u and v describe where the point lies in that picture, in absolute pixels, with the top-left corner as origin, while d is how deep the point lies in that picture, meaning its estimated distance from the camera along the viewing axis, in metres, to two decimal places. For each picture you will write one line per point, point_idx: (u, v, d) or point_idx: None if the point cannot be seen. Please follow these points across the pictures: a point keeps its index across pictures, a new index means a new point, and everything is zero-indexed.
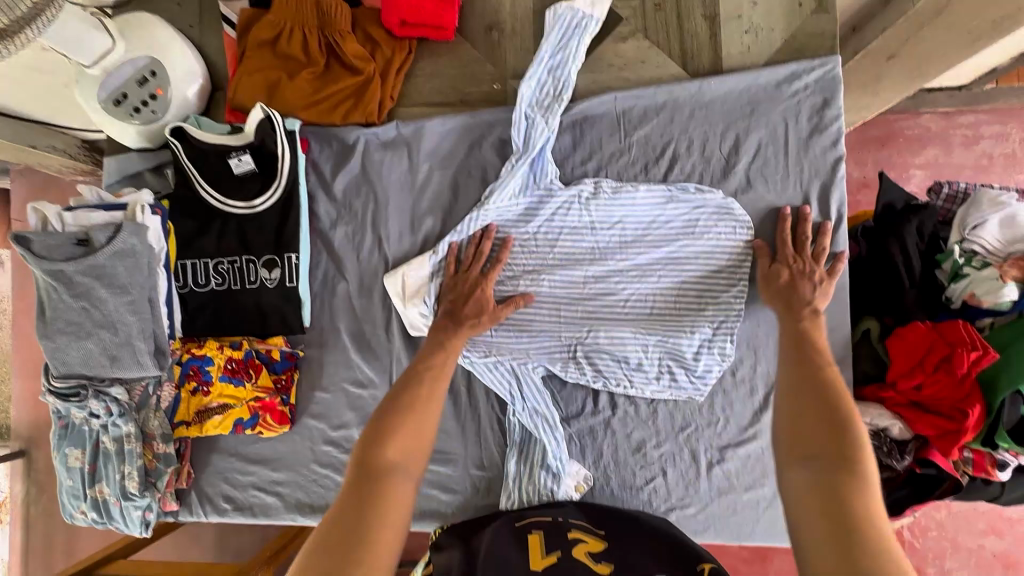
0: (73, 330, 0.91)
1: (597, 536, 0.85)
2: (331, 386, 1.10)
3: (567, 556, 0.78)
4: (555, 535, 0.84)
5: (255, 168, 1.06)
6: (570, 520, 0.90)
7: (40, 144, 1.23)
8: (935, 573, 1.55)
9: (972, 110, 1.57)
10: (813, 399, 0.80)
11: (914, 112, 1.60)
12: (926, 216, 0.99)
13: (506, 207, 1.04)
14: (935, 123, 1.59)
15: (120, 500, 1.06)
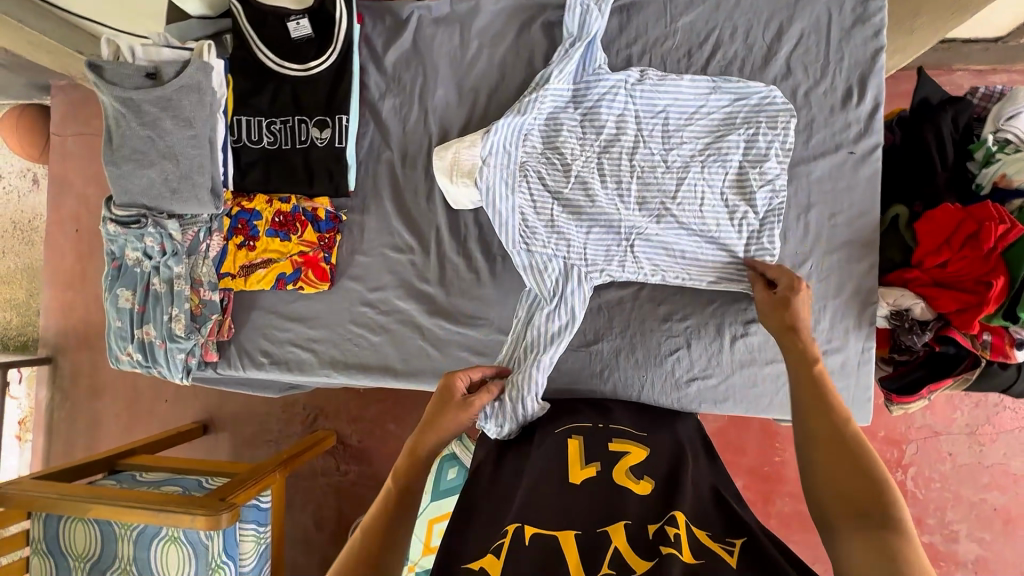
0: (138, 158, 0.97)
1: (637, 442, 0.89)
2: (370, 250, 1.15)
3: (605, 470, 0.82)
4: (597, 445, 0.88)
5: (312, 33, 1.10)
6: (612, 427, 0.93)
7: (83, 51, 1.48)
8: (935, 524, 1.57)
9: (1006, 70, 1.59)
10: (820, 405, 0.75)
11: (948, 68, 1.62)
12: (962, 106, 1.02)
13: (560, 91, 1.04)
14: (968, 81, 1.60)
15: (166, 341, 1.11)
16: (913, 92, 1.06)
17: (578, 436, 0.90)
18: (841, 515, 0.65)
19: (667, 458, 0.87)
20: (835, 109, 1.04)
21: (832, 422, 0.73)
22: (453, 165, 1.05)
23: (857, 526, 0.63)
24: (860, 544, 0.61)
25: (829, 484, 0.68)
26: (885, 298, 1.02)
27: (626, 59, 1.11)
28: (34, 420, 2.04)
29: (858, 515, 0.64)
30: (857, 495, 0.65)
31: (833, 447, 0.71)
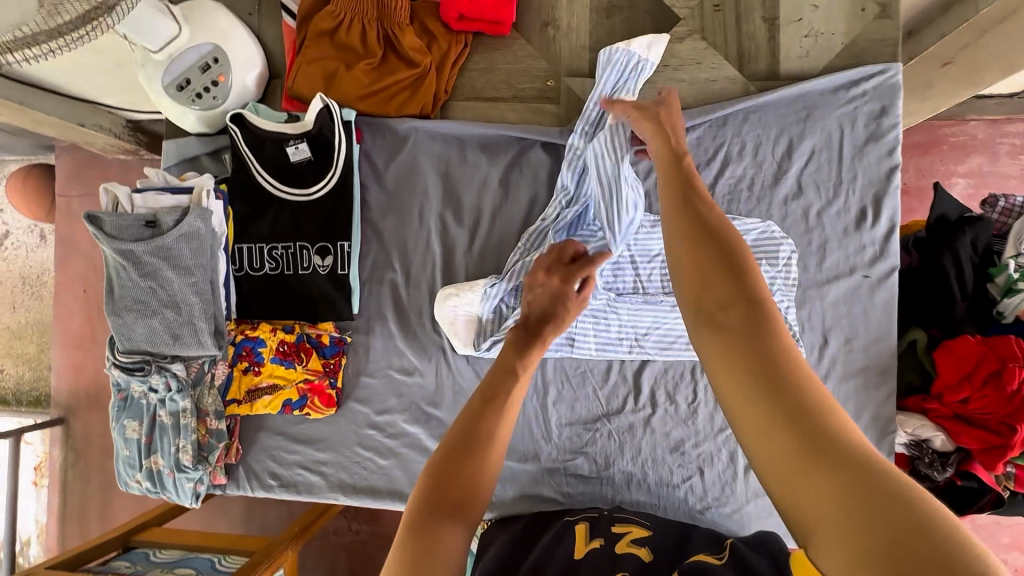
0: (140, 308, 0.96)
1: (641, 526, 0.93)
2: (376, 371, 1.13)
3: (607, 542, 0.87)
4: (601, 528, 0.92)
5: (312, 156, 1.09)
6: (617, 514, 0.98)
7: (88, 123, 1.34)
8: None
9: (1022, 119, 1.53)
10: (712, 295, 0.59)
11: (961, 118, 1.56)
12: (981, 230, 0.97)
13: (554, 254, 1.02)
14: (981, 131, 1.55)
15: (174, 472, 1.10)
16: (930, 209, 1.02)
17: (582, 522, 0.95)
18: (748, 430, 0.53)
19: (665, 535, 0.92)
20: (849, 230, 1.01)
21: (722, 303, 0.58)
22: (452, 320, 1.05)
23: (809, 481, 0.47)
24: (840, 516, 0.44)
25: (712, 355, 0.57)
26: (903, 426, 1.00)
27: None
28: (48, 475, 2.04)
29: (802, 451, 0.49)
30: (783, 421, 0.50)
31: (732, 348, 0.56)
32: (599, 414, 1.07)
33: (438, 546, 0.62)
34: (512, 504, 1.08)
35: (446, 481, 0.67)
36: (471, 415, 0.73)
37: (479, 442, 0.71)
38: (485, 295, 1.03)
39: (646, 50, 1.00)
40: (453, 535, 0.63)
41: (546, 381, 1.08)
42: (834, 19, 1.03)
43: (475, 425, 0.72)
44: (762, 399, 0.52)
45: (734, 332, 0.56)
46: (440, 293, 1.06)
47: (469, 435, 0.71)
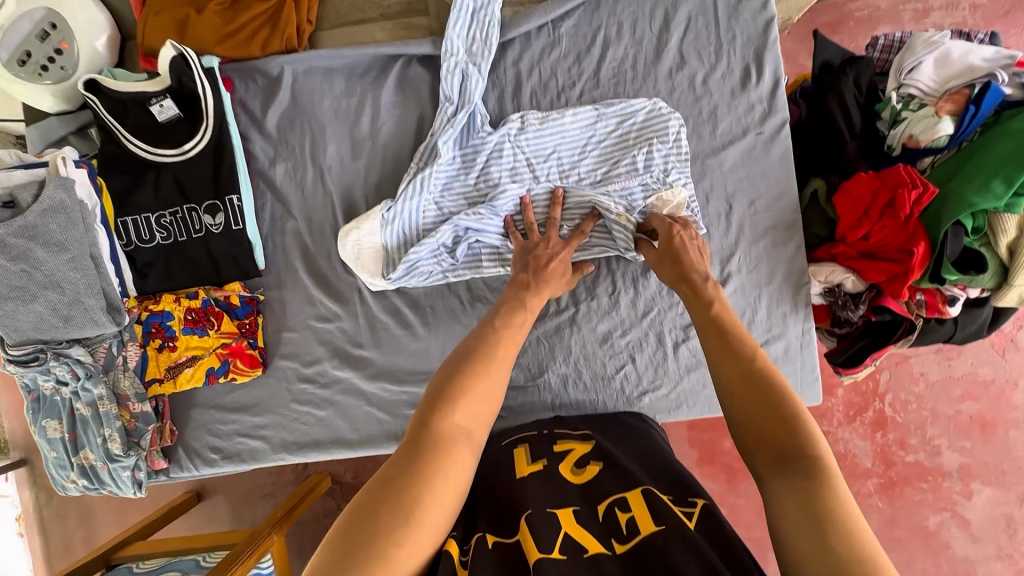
0: (18, 294, 0.91)
1: (582, 440, 0.89)
2: (297, 325, 1.10)
3: (552, 466, 0.83)
4: (542, 448, 0.88)
5: (180, 113, 1.02)
6: (556, 430, 0.94)
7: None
8: (918, 444, 1.48)
9: None
10: (744, 349, 0.74)
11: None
12: (862, 68, 0.99)
13: (448, 169, 1.02)
14: (885, 1, 1.53)
15: (107, 463, 1.07)
16: (814, 56, 1.02)
17: (524, 443, 0.90)
18: (762, 458, 0.67)
19: (607, 443, 0.89)
20: (736, 92, 1.00)
21: (753, 359, 0.73)
22: (357, 254, 1.02)
23: (787, 480, 0.63)
24: (789, 498, 0.62)
25: (731, 392, 0.72)
26: (817, 276, 1.01)
27: (515, 77, 1.04)
28: (27, 524, 1.86)
29: (784, 463, 0.65)
30: (782, 441, 0.66)
31: (746, 385, 0.71)
32: None
33: (439, 462, 0.65)
34: None
35: (447, 405, 0.69)
36: (461, 359, 0.75)
37: (466, 392, 0.71)
38: (385, 221, 1.01)
39: None
40: (455, 454, 0.66)
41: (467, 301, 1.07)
42: None
43: (478, 361, 0.74)
44: (770, 427, 0.68)
45: (759, 389, 0.70)
46: (342, 229, 1.03)
47: (469, 371, 0.73)
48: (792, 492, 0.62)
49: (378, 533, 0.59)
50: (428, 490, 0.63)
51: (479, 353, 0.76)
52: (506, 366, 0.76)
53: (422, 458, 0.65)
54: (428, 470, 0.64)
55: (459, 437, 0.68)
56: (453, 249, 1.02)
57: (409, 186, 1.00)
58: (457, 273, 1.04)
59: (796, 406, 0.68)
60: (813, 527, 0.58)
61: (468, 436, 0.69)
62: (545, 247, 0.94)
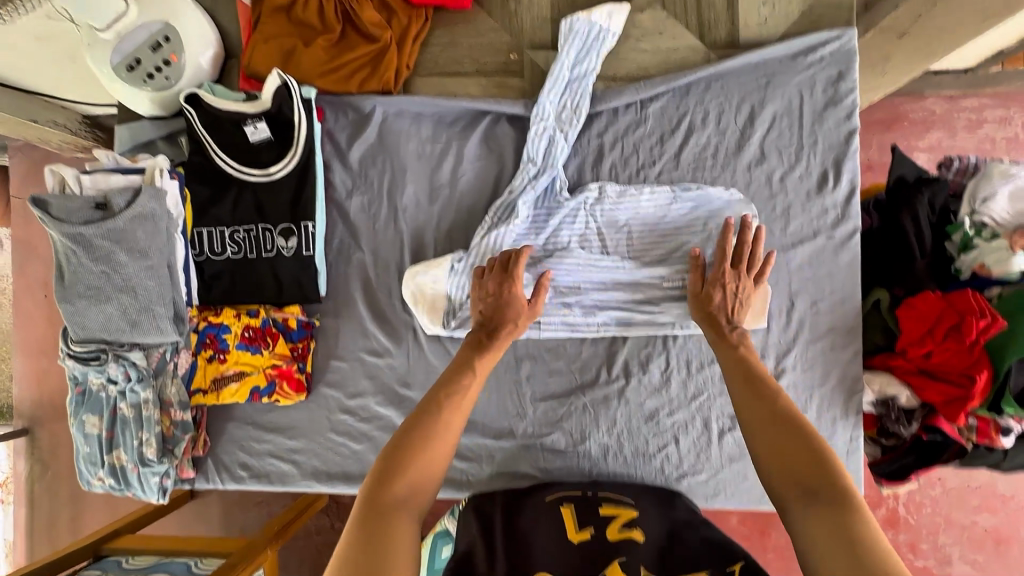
0: (93, 294, 0.92)
1: (626, 504, 0.92)
2: (347, 355, 1.11)
3: (599, 531, 0.85)
4: (587, 509, 0.91)
5: (271, 136, 1.06)
6: (599, 492, 0.96)
7: (43, 120, 1.22)
8: (928, 550, 1.45)
9: (976, 94, 1.55)
10: (761, 393, 0.84)
11: (919, 94, 1.57)
12: (938, 188, 1.00)
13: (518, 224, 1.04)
14: (940, 106, 1.56)
15: (138, 466, 1.07)
16: (890, 169, 1.05)
17: (568, 501, 0.93)
18: (787, 488, 0.75)
19: (649, 512, 0.91)
20: (812, 194, 1.02)
21: (773, 402, 0.82)
22: (420, 294, 1.05)
23: (814, 508, 0.70)
24: (815, 517, 0.70)
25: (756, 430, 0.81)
26: (871, 384, 1.02)
27: (597, 148, 1.07)
28: (13, 492, 1.82)
29: (803, 493, 0.73)
30: (802, 476, 0.74)
31: (770, 425, 0.80)
32: (573, 388, 1.06)
33: (387, 531, 0.69)
34: (488, 483, 1.08)
35: (388, 483, 0.73)
36: (416, 417, 0.80)
37: (411, 460, 0.76)
38: (451, 270, 1.04)
39: (606, 20, 1.03)
40: (402, 515, 0.71)
41: (517, 360, 1.08)
42: None
43: (424, 427, 0.79)
44: (792, 459, 0.76)
45: (779, 427, 0.79)
46: (411, 270, 1.05)
47: (416, 438, 0.78)
48: (814, 509, 0.70)
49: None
50: (388, 555, 0.66)
51: (438, 407, 0.81)
52: (451, 434, 0.81)
53: (375, 532, 0.68)
54: (383, 540, 0.68)
55: (398, 509, 0.71)
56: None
57: (480, 244, 1.03)
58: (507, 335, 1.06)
59: (817, 441, 0.76)
60: (844, 543, 0.65)
61: (408, 505, 0.73)
62: (489, 287, 0.97)
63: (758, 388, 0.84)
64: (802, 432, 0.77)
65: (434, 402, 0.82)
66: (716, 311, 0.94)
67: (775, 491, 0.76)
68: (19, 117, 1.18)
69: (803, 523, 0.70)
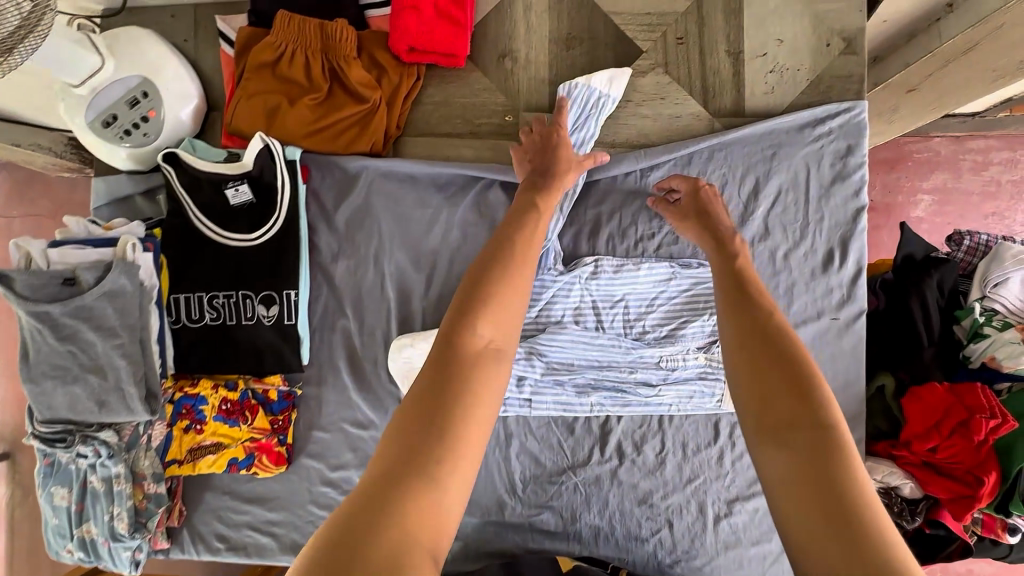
0: (59, 373, 0.87)
1: None
2: (329, 425, 1.06)
3: None
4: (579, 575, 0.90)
5: (254, 199, 1.01)
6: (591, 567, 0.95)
7: (24, 143, 1.09)
8: None
9: (983, 135, 1.49)
10: (745, 306, 0.69)
11: (925, 134, 1.51)
12: (947, 270, 0.96)
13: None
14: (945, 147, 1.50)
15: (109, 540, 1.02)
16: (896, 248, 1.00)
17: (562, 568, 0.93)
18: (757, 428, 0.61)
19: None
20: (816, 273, 0.98)
21: (759, 314, 0.68)
22: (407, 369, 0.99)
23: (793, 448, 0.58)
24: (792, 465, 0.57)
25: (733, 341, 0.67)
26: (873, 472, 0.97)
27: (594, 217, 1.02)
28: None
29: (782, 434, 0.59)
30: (786, 404, 0.60)
31: (752, 338, 0.66)
32: (564, 468, 1.02)
33: (461, 412, 0.60)
34: (474, 562, 1.04)
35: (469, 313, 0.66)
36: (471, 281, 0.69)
37: (491, 291, 0.68)
38: None
39: (606, 87, 1.00)
40: (483, 375, 0.64)
41: (505, 436, 1.03)
42: (798, 55, 1.00)
43: (484, 288, 0.68)
44: (780, 379, 0.62)
45: (763, 340, 0.65)
46: (394, 342, 1.01)
47: (480, 293, 0.68)
48: (787, 463, 0.58)
49: (400, 493, 0.55)
50: (451, 441, 0.59)
51: (495, 273, 0.69)
52: (523, 291, 0.71)
53: (443, 377, 0.62)
54: (457, 389, 0.62)
55: (483, 356, 0.64)
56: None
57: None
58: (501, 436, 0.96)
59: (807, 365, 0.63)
60: (839, 546, 0.51)
61: (493, 354, 0.65)
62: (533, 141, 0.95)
63: (743, 304, 0.70)
64: (790, 353, 0.63)
65: (512, 256, 0.72)
66: (713, 220, 0.87)
67: (747, 421, 0.63)
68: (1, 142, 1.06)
69: (780, 492, 0.57)
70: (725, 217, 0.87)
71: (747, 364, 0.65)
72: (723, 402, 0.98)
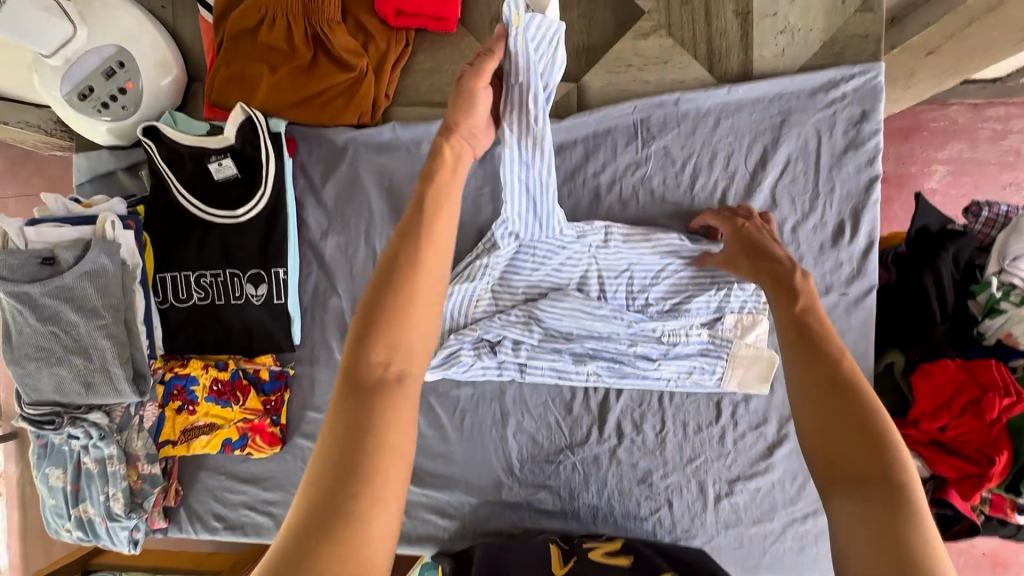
0: (43, 355, 0.85)
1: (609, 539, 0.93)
2: (323, 405, 1.05)
3: (583, 559, 0.85)
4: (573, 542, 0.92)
5: (238, 173, 0.97)
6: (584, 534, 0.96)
7: (12, 121, 1.09)
8: None
9: (1004, 102, 1.40)
10: (813, 339, 0.60)
11: (941, 102, 1.43)
12: (964, 243, 0.92)
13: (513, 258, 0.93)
14: (963, 115, 1.42)
15: (106, 520, 1.02)
16: (912, 220, 0.96)
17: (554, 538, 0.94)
18: (828, 472, 0.53)
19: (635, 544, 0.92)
20: (825, 247, 0.94)
21: (826, 349, 0.59)
22: None
23: (863, 507, 0.49)
24: (863, 531, 0.48)
25: (798, 377, 0.59)
26: None
27: (594, 189, 0.98)
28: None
29: (858, 487, 0.51)
30: (860, 451, 0.52)
31: (820, 377, 0.57)
32: (562, 447, 1.00)
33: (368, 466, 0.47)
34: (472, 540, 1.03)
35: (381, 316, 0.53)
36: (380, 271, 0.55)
37: (390, 306, 0.53)
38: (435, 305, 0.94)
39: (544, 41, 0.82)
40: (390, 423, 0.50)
41: (501, 410, 1.02)
42: (811, 14, 0.94)
43: (390, 287, 0.54)
44: (851, 425, 0.54)
45: (832, 381, 0.56)
46: None
47: (382, 310, 0.53)
48: (857, 516, 0.49)
49: (316, 549, 0.43)
50: (368, 475, 0.47)
51: (396, 279, 0.54)
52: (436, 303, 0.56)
53: (363, 396, 0.50)
54: (368, 418, 0.49)
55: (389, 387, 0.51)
56: (495, 344, 0.96)
57: (464, 273, 0.92)
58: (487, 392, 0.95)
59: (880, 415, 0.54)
60: None
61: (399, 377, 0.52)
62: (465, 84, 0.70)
63: (807, 338, 0.61)
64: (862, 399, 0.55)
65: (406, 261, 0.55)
66: (759, 245, 0.79)
67: (815, 465, 0.55)
68: None
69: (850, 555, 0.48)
70: (780, 248, 0.77)
71: (816, 405, 0.56)
72: (727, 380, 0.94)
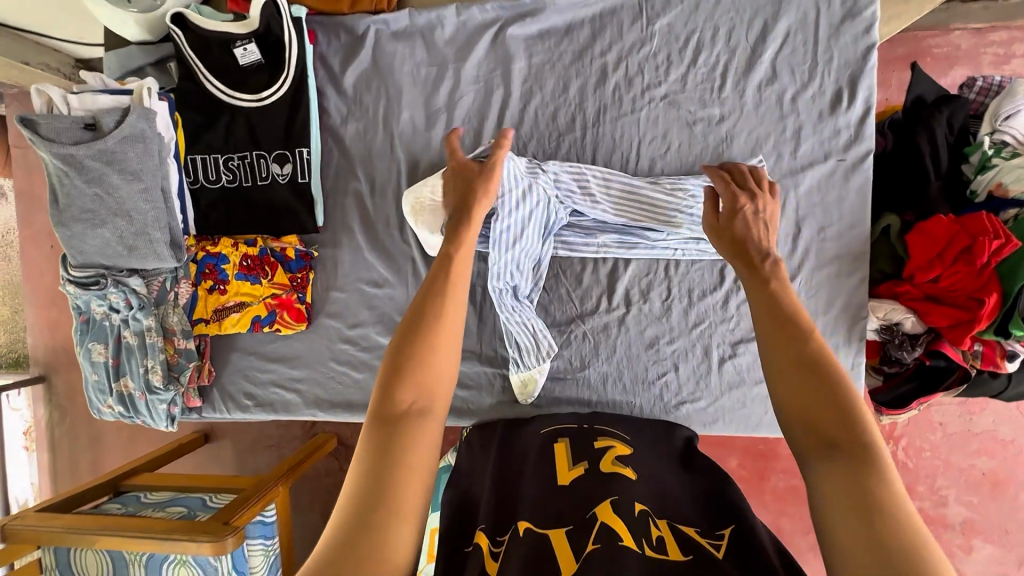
0: (89, 218, 0.93)
1: (621, 440, 0.90)
2: (346, 286, 1.11)
3: (593, 464, 0.83)
4: (583, 442, 0.89)
5: (262, 59, 1.02)
6: (597, 426, 0.95)
7: (33, 63, 1.23)
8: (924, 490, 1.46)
9: (1006, 26, 1.39)
10: (792, 331, 0.73)
11: (945, 27, 1.41)
12: (957, 107, 0.95)
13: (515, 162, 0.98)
14: (965, 41, 1.40)
15: (145, 394, 1.09)
16: (908, 89, 0.99)
17: (564, 437, 0.91)
18: (805, 440, 0.65)
19: (648, 450, 0.89)
20: (823, 115, 0.98)
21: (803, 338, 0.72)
22: (417, 209, 1.01)
23: (832, 458, 0.61)
24: (833, 471, 0.60)
25: (780, 365, 0.72)
26: (875, 312, 1.00)
27: (601, 67, 1.02)
28: (35, 439, 1.77)
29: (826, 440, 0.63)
30: (830, 416, 0.65)
31: (802, 370, 0.70)
32: (573, 316, 1.06)
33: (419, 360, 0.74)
34: (488, 411, 1.09)
35: (398, 382, 0.71)
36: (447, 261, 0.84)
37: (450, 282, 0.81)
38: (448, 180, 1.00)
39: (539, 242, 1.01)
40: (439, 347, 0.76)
41: None
42: None
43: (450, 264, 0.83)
44: (825, 396, 0.66)
45: (814, 369, 0.69)
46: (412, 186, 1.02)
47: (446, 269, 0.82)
48: (844, 508, 0.57)
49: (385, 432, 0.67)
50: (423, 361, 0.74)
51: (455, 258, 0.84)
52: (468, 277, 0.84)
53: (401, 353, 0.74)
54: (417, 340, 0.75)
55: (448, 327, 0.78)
56: None
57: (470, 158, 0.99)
58: (499, 271, 0.99)
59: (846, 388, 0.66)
60: (859, 513, 0.56)
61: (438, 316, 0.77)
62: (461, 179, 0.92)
63: (785, 329, 0.74)
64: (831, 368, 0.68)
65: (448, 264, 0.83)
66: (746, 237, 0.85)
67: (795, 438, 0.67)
68: (10, 60, 1.18)
69: (818, 485, 0.61)
70: (765, 236, 0.85)
71: (797, 394, 0.68)
72: None
